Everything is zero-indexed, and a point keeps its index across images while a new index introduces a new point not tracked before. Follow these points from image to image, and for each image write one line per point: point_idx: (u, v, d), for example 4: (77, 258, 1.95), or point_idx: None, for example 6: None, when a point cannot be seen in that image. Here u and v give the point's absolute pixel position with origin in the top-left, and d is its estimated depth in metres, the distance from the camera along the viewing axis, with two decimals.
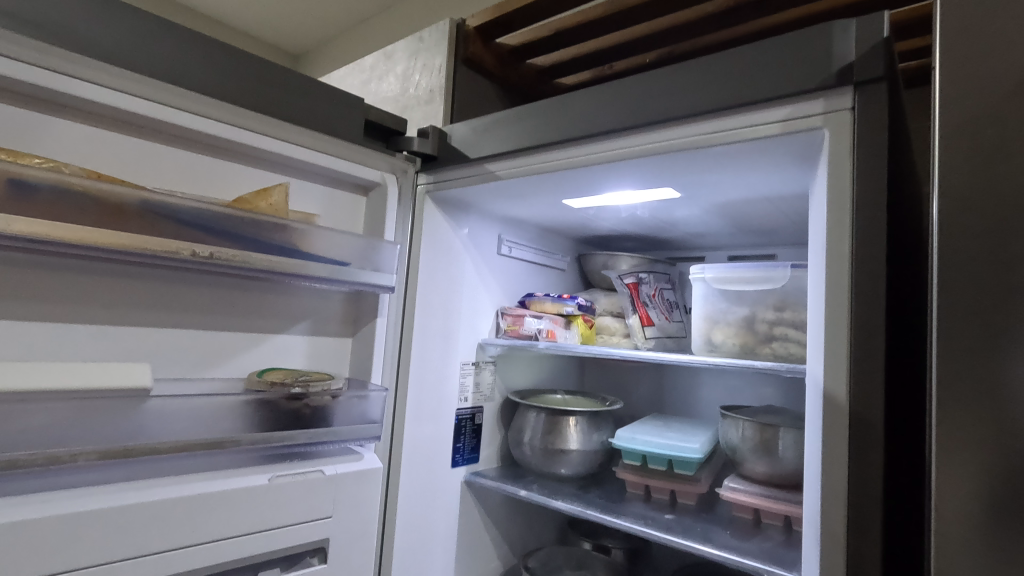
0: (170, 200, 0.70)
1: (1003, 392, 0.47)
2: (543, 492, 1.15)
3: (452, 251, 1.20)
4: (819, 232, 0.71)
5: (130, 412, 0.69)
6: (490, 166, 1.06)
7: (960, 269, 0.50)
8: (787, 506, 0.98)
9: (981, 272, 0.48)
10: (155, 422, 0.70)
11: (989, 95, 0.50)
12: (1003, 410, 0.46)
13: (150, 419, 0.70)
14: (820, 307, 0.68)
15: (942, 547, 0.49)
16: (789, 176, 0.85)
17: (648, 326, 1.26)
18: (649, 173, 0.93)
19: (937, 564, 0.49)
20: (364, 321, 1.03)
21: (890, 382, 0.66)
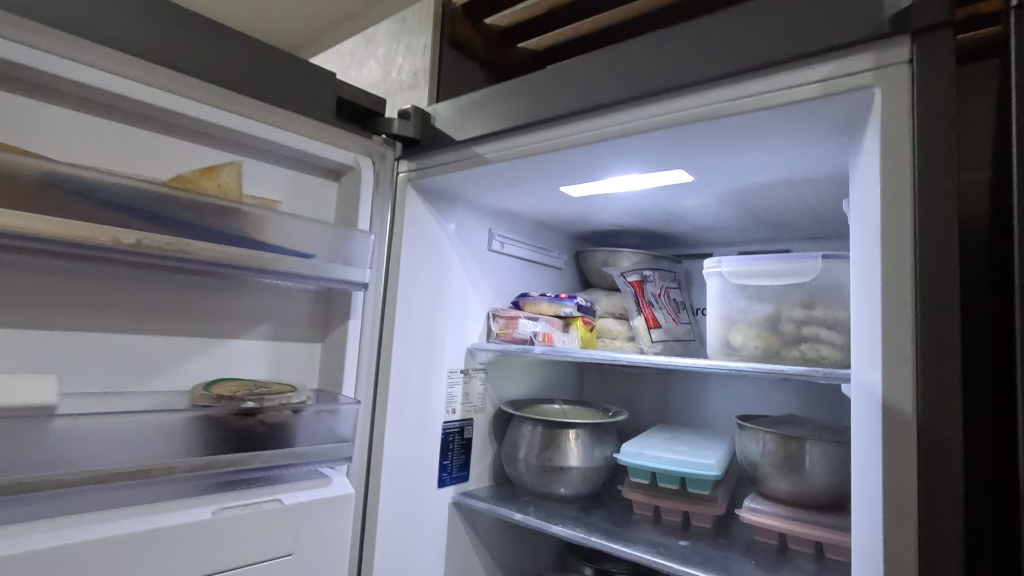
0: (85, 175, 0.58)
1: None
2: (540, 515, 1.02)
3: (437, 247, 1.08)
4: (868, 211, 0.59)
5: (32, 436, 0.55)
6: (478, 148, 0.95)
7: None
8: (818, 531, 0.86)
9: None
10: (66, 448, 0.57)
11: None
12: None
13: (59, 444, 0.57)
14: (873, 301, 0.57)
15: None
16: (822, 152, 0.74)
17: (655, 329, 1.15)
18: (659, 152, 0.82)
19: None
20: (334, 323, 0.90)
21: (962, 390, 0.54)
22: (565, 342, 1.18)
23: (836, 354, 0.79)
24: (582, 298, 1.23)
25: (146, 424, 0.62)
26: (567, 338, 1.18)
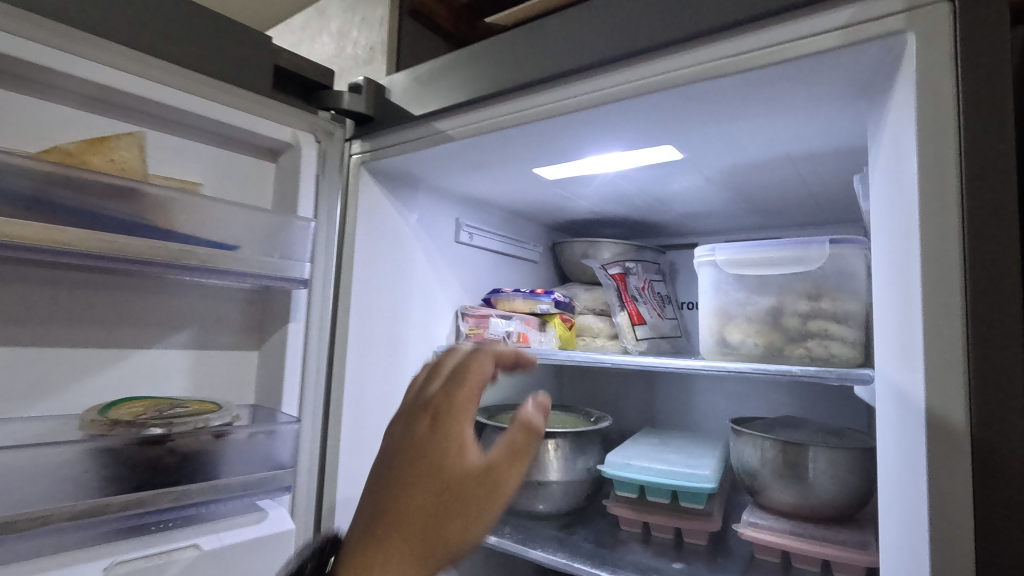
0: None
1: None
2: (518, 536, 0.91)
3: (396, 238, 0.96)
4: (900, 184, 0.50)
5: None
6: (439, 124, 0.83)
7: None
8: (826, 549, 0.77)
9: None
10: None
11: None
12: None
13: None
14: (910, 290, 0.47)
15: None
16: (833, 121, 0.64)
17: (640, 326, 1.05)
18: (647, 123, 0.71)
19: None
20: (273, 327, 0.78)
21: None
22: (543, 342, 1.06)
23: (847, 352, 0.70)
24: (561, 293, 1.11)
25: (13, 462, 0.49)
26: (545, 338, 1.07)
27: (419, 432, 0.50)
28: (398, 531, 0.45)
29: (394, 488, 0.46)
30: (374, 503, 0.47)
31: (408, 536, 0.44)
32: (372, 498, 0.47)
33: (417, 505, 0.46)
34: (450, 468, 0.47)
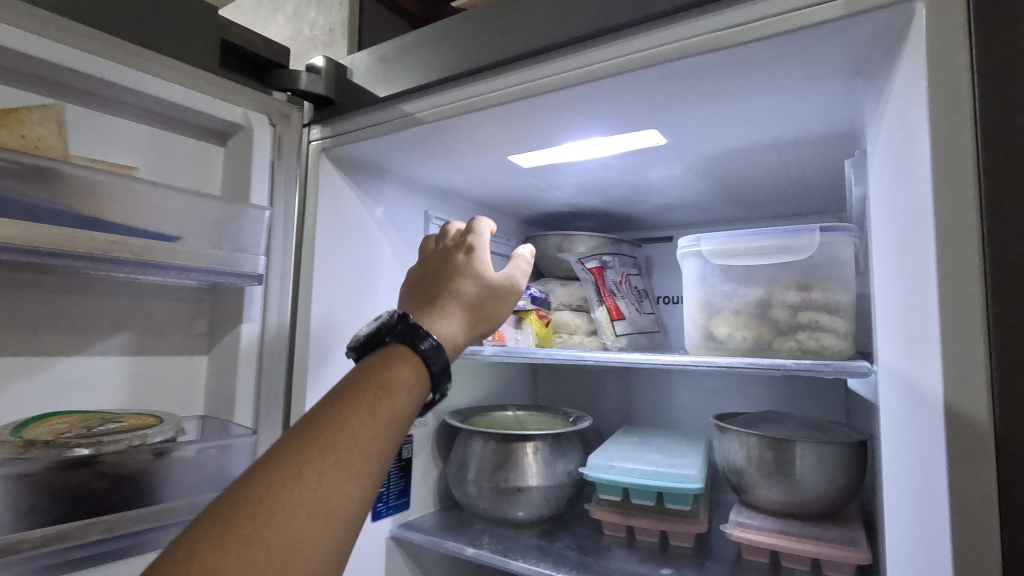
0: None
1: None
2: (496, 547, 0.85)
3: (360, 232, 0.89)
4: (908, 165, 0.46)
5: None
6: (406, 106, 0.76)
7: None
8: (816, 547, 0.75)
9: None
10: None
11: None
12: None
13: None
14: (921, 278, 0.44)
15: None
16: (827, 101, 0.62)
17: (618, 321, 1.02)
18: (631, 104, 0.67)
19: None
20: (224, 329, 0.70)
21: None
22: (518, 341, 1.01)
23: (839, 344, 0.67)
24: (535, 288, 1.06)
25: None
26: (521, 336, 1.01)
27: (457, 253, 0.63)
28: (456, 302, 0.59)
29: (446, 283, 0.60)
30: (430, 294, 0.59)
31: (462, 304, 0.59)
32: (427, 291, 0.60)
33: (469, 285, 0.61)
34: (491, 274, 0.62)
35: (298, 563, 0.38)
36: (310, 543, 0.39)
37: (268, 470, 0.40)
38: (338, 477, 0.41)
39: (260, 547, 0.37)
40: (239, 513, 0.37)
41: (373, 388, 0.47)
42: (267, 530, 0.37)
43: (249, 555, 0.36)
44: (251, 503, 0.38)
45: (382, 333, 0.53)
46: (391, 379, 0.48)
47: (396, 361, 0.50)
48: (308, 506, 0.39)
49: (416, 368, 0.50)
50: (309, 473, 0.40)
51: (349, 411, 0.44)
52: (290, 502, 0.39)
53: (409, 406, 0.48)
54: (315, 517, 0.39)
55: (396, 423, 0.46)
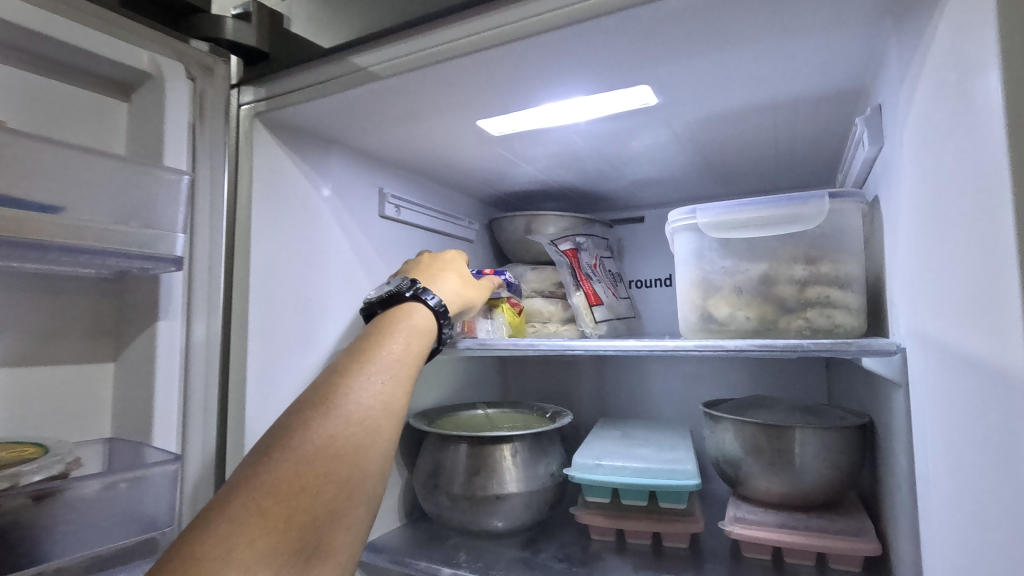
0: None
1: None
2: (476, 564, 0.76)
3: (305, 211, 0.76)
4: (973, 105, 0.39)
5: None
6: (356, 59, 0.65)
7: None
8: (823, 541, 0.70)
9: None
10: None
11: None
12: None
13: None
14: (995, 235, 0.37)
15: None
16: (844, 45, 0.55)
17: (597, 307, 0.94)
18: (623, 56, 0.58)
19: None
20: (134, 328, 0.57)
21: None
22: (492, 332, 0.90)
23: (851, 321, 0.62)
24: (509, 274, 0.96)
25: None
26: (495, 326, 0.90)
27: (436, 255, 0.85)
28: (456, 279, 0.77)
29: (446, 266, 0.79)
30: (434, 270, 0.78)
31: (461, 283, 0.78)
32: (427, 268, 0.79)
33: (459, 269, 0.81)
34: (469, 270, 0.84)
35: (380, 436, 0.51)
36: (386, 422, 0.52)
37: (349, 369, 0.53)
38: (398, 381, 0.55)
39: (355, 420, 0.49)
40: (334, 399, 0.49)
41: (401, 329, 0.61)
42: (357, 410, 0.50)
43: (348, 426, 0.49)
44: (341, 393, 0.50)
45: (401, 291, 0.67)
46: (411, 325, 0.62)
47: (413, 312, 0.64)
48: (384, 395, 0.53)
49: (428, 319, 0.65)
50: (383, 372, 0.54)
51: (389, 342, 0.58)
52: (373, 389, 0.52)
53: (427, 344, 0.63)
54: (387, 404, 0.53)
55: (421, 356, 0.61)
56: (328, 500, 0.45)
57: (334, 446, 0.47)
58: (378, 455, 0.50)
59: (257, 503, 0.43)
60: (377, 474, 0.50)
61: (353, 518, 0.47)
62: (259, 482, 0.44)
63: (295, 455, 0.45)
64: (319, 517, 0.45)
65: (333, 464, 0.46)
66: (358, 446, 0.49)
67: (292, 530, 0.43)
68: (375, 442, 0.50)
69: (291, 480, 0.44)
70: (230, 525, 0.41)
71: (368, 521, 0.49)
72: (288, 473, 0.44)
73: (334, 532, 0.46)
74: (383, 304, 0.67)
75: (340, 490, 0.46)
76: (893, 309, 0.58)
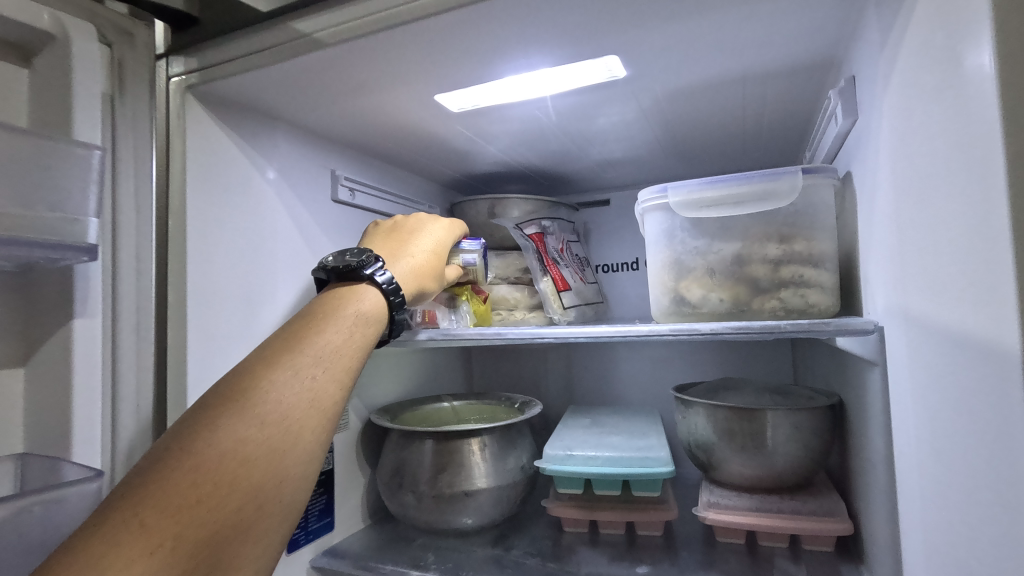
0: None
1: None
2: (444, 565, 0.72)
3: (247, 195, 0.70)
4: (958, 67, 0.37)
5: None
6: (297, 24, 0.59)
7: None
8: (795, 523, 0.69)
9: None
10: None
11: None
12: None
13: None
14: (983, 207, 0.35)
15: None
16: (819, 10, 0.52)
17: (565, 292, 0.91)
18: (587, 24, 0.54)
19: None
20: (48, 326, 0.50)
21: None
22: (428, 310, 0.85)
23: (825, 300, 0.60)
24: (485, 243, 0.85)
25: None
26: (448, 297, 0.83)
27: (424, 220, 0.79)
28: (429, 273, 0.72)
29: (428, 254, 0.73)
30: (407, 249, 0.72)
31: (433, 275, 0.73)
32: (397, 242, 0.74)
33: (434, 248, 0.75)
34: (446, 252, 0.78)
35: (300, 440, 0.46)
36: (311, 423, 0.48)
37: (272, 365, 0.48)
38: (328, 380, 0.51)
39: (270, 422, 0.45)
40: (251, 395, 0.45)
41: (343, 316, 0.56)
42: (278, 408, 0.46)
43: (265, 429, 0.45)
44: (259, 390, 0.46)
45: (361, 266, 0.62)
46: (355, 315, 0.57)
47: (361, 296, 0.60)
48: (308, 395, 0.48)
49: (375, 302, 0.60)
50: (310, 369, 0.50)
51: (327, 331, 0.54)
52: (296, 389, 0.48)
53: (371, 335, 0.58)
54: (312, 405, 0.48)
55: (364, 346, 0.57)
56: (233, 511, 0.41)
57: (245, 452, 0.43)
58: (298, 462, 0.46)
59: (143, 517, 0.38)
60: (298, 482, 0.46)
61: (266, 531, 0.43)
62: (150, 492, 0.39)
63: (196, 461, 0.41)
64: (219, 530, 0.40)
65: (245, 470, 0.42)
66: (276, 449, 0.45)
67: (186, 547, 0.38)
68: (296, 445, 0.46)
69: (188, 489, 0.40)
70: (108, 541, 0.36)
71: (283, 535, 0.45)
72: (185, 481, 0.40)
73: (241, 548, 0.41)
74: (339, 274, 0.62)
75: (248, 499, 0.42)
76: (867, 288, 0.57)
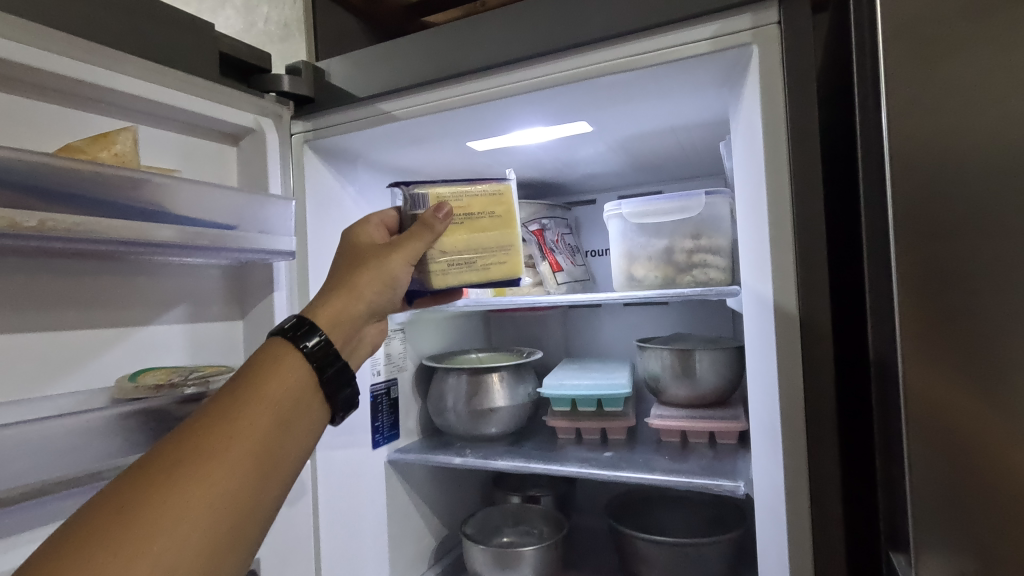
0: None
1: (954, 266, 0.54)
2: (478, 455, 1.09)
3: (340, 211, 1.04)
4: (753, 152, 0.71)
5: None
6: (383, 105, 0.92)
7: (910, 178, 0.56)
8: (710, 424, 1.04)
9: (928, 178, 0.55)
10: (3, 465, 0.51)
11: (903, 10, 0.55)
12: (955, 288, 0.54)
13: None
14: (759, 227, 0.69)
15: (915, 416, 0.56)
16: (708, 100, 0.85)
17: (559, 273, 1.26)
18: (565, 107, 0.87)
19: (910, 434, 0.56)
20: (254, 297, 0.86)
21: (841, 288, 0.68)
22: (490, 280, 0.76)
23: (721, 275, 0.94)
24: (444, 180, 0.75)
25: (92, 425, 0.57)
26: (451, 254, 0.73)
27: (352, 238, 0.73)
28: (353, 282, 0.66)
29: (349, 266, 0.68)
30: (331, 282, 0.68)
31: (359, 278, 0.66)
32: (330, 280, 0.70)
33: (355, 260, 0.68)
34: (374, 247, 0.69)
35: (161, 558, 0.42)
36: (182, 531, 0.43)
37: (153, 466, 0.45)
38: (216, 476, 0.46)
39: (124, 542, 0.41)
40: (113, 512, 0.42)
41: (246, 390, 0.52)
42: (144, 520, 0.42)
43: (119, 551, 0.40)
44: (122, 505, 0.42)
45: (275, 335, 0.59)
46: (263, 387, 0.52)
47: (269, 352, 0.56)
48: (183, 498, 0.44)
49: (292, 360, 0.56)
50: (194, 466, 0.45)
51: (220, 409, 0.50)
52: (169, 494, 0.44)
53: (284, 404, 0.53)
54: (186, 509, 0.44)
55: (282, 406, 0.52)
56: None
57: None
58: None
59: None
60: None
61: None
62: None
63: None
64: None
65: None
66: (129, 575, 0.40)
67: None
68: (161, 560, 0.42)
69: None
70: None
71: None
72: None
73: None
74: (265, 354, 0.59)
75: None
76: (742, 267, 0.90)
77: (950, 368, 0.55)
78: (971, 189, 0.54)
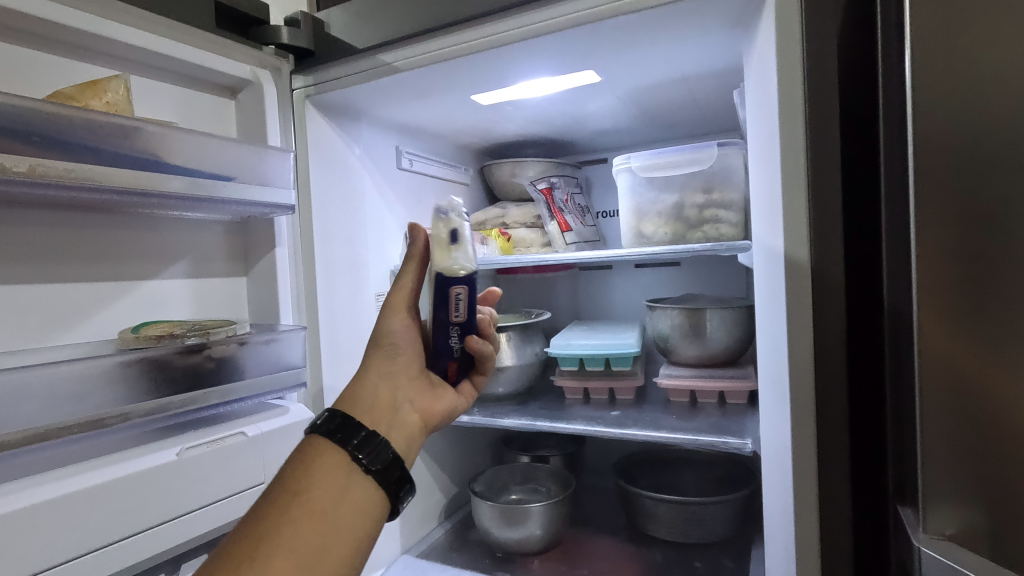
0: None
1: (982, 212, 0.51)
2: (485, 413, 1.09)
3: (344, 168, 1.03)
4: (766, 94, 0.67)
5: None
6: (382, 57, 0.89)
7: (935, 117, 0.52)
8: (719, 382, 1.02)
9: (955, 116, 0.51)
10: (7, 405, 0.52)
11: None
12: (983, 235, 0.51)
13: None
14: (771, 173, 0.66)
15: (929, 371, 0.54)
16: (721, 44, 0.81)
17: (567, 233, 1.22)
18: (569, 55, 0.84)
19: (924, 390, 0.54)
20: (258, 253, 0.86)
21: (858, 238, 0.65)
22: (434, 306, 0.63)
23: (732, 231, 0.91)
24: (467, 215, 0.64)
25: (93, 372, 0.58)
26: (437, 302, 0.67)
27: None
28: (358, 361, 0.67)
29: None
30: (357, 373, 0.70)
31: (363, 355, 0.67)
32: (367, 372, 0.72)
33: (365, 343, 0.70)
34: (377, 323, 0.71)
35: None
36: None
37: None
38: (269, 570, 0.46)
39: None
40: None
41: (288, 482, 0.52)
42: None
43: None
44: None
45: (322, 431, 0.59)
46: (301, 479, 0.52)
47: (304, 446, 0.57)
48: None
49: (327, 447, 0.55)
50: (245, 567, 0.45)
51: (266, 509, 0.50)
52: None
53: (326, 492, 0.52)
54: None
55: (322, 496, 0.52)
56: None
57: None
58: None
59: None
60: None
61: None
62: None
63: None
64: None
65: None
66: None
67: None
68: None
69: None
70: None
71: None
72: None
73: None
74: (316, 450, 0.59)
75: None
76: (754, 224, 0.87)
77: (968, 323, 0.52)
78: (998, 126, 0.50)
